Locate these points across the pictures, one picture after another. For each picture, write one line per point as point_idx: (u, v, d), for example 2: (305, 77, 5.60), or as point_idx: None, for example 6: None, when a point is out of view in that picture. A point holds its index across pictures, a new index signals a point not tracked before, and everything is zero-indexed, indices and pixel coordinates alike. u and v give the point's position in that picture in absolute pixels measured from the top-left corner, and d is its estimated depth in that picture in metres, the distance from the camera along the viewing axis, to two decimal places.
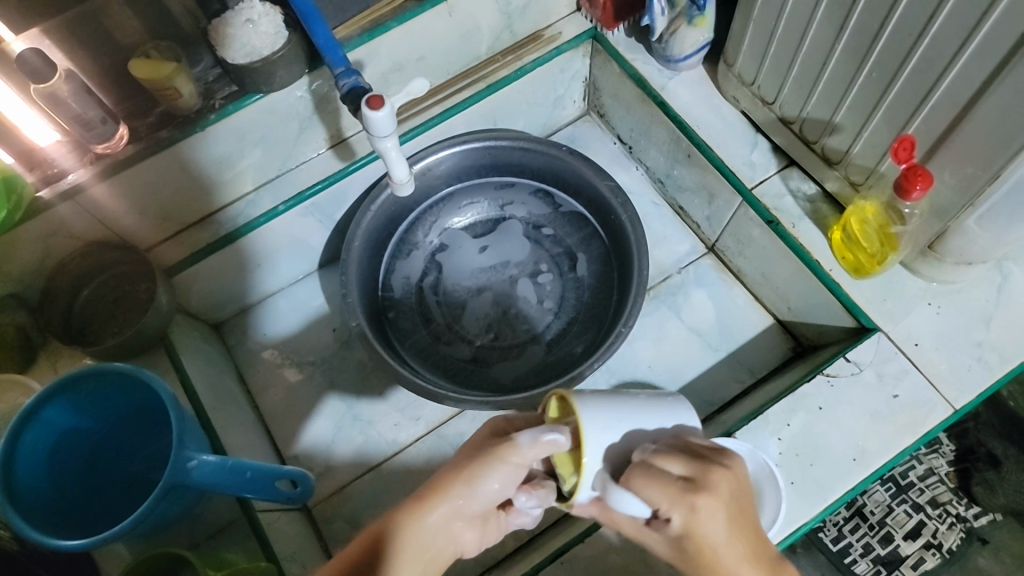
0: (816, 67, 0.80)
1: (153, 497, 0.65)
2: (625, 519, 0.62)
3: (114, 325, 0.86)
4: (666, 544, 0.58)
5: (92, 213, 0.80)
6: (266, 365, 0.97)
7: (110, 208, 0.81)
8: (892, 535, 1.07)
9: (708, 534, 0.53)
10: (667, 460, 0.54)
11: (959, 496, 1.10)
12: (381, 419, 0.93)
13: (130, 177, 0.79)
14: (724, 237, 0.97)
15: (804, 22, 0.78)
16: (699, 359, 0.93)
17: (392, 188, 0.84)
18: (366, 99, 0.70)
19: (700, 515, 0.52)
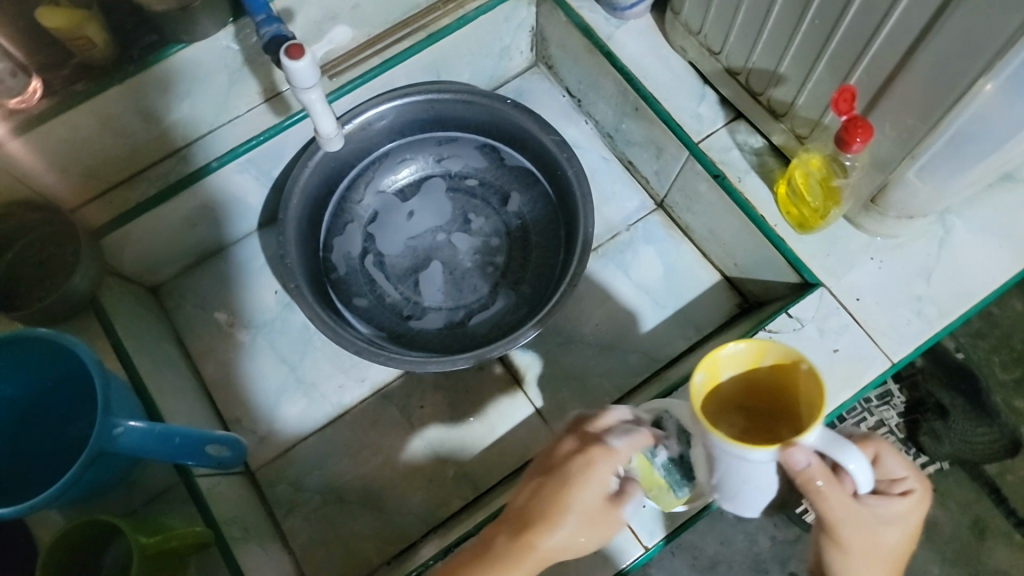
0: (760, 16, 0.78)
1: (77, 466, 0.63)
2: (825, 493, 0.52)
3: (40, 289, 0.82)
4: (862, 524, 0.56)
5: (9, 171, 0.75)
6: (206, 327, 0.94)
7: (30, 166, 0.76)
8: None
9: (909, 518, 0.59)
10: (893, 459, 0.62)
11: (907, 447, 1.12)
12: (325, 382, 0.91)
13: (47, 134, 0.74)
14: (672, 192, 0.95)
15: None
16: (647, 317, 0.91)
17: (321, 142, 0.81)
18: (286, 47, 0.66)
19: (917, 502, 0.59)
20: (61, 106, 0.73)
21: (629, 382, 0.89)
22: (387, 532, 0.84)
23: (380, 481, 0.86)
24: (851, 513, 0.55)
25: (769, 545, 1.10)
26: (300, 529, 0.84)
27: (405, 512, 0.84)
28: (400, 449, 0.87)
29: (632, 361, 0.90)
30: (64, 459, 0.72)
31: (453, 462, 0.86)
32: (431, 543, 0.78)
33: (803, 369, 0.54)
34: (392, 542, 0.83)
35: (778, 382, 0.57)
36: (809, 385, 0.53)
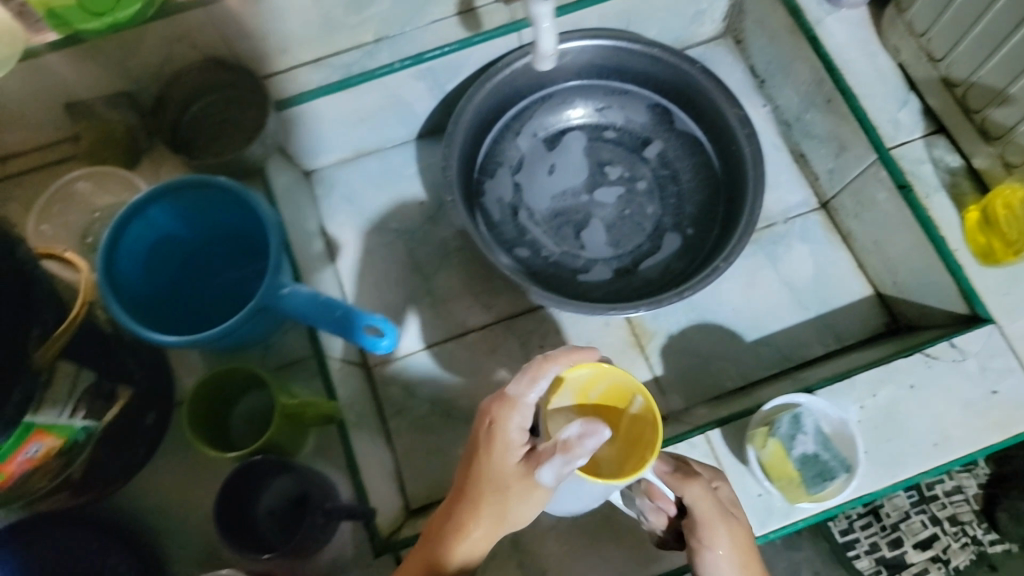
0: (1007, 27, 0.73)
1: (241, 314, 0.66)
2: (691, 488, 0.62)
3: (216, 147, 0.84)
4: (710, 505, 0.62)
5: (219, 25, 0.77)
6: (351, 219, 0.94)
7: (241, 25, 0.78)
8: (901, 540, 1.09)
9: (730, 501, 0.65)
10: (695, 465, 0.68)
11: (981, 519, 1.09)
12: (454, 300, 0.90)
13: None
14: (842, 195, 0.91)
15: None
16: (788, 313, 0.88)
17: (531, 60, 0.80)
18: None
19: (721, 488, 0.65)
20: None
21: (756, 372, 0.86)
22: None
23: None
24: (716, 504, 0.62)
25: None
26: (403, 432, 0.85)
27: None
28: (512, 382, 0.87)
29: (762, 353, 0.87)
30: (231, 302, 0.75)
31: None
32: None
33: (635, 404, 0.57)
34: None
35: (598, 405, 0.59)
36: (634, 422, 0.57)
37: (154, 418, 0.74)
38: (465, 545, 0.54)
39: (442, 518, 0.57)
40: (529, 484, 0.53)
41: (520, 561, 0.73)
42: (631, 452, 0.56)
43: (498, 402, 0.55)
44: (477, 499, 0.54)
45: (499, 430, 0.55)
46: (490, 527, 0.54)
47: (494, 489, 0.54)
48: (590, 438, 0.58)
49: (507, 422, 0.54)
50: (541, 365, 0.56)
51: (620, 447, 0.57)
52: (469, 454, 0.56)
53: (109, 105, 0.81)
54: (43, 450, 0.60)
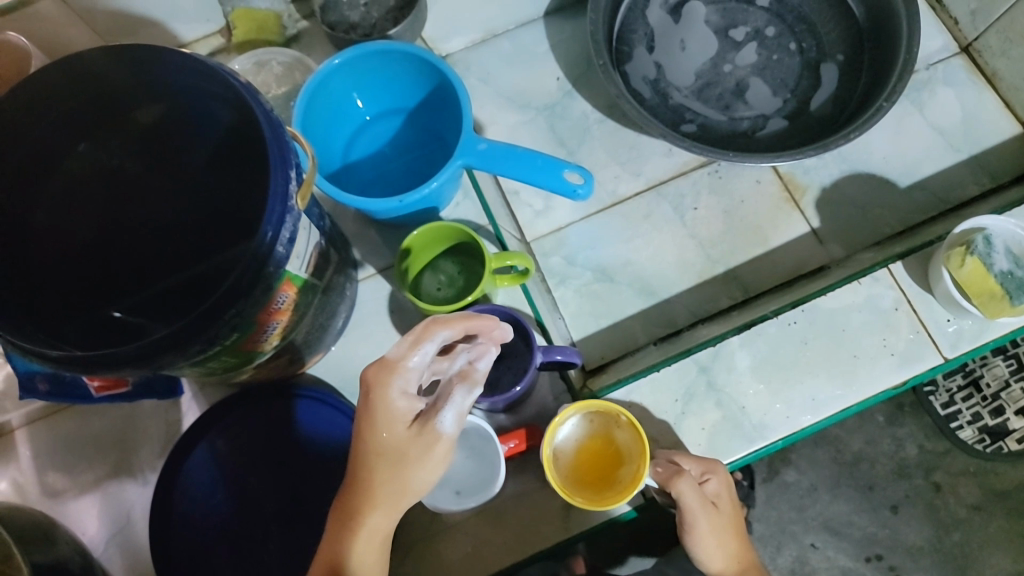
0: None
1: (445, 172, 0.69)
2: (688, 489, 0.67)
3: (364, 29, 0.85)
4: (696, 499, 0.68)
5: None
6: (492, 100, 0.94)
7: None
8: (1003, 408, 1.20)
9: (721, 490, 0.70)
10: (687, 458, 0.70)
11: None
12: (602, 170, 0.91)
13: None
14: (988, 34, 0.89)
15: None
16: (940, 158, 0.89)
17: None
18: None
19: (715, 479, 0.70)
20: None
21: (914, 217, 0.87)
22: (654, 316, 0.86)
23: (651, 271, 0.87)
24: (699, 497, 0.68)
25: (914, 452, 1.28)
26: (570, 300, 0.87)
27: (670, 300, 0.86)
28: (671, 243, 0.88)
29: (916, 198, 0.88)
30: (418, 167, 0.79)
31: (724, 264, 0.87)
32: (712, 326, 0.81)
33: (622, 420, 0.71)
34: (659, 326, 0.85)
35: (598, 415, 0.72)
36: (629, 427, 0.71)
37: (349, 290, 0.76)
38: (370, 529, 0.52)
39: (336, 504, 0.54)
40: (424, 452, 0.54)
41: (718, 401, 0.74)
42: (639, 446, 0.70)
43: (374, 376, 0.53)
44: (374, 476, 0.53)
45: (379, 397, 0.53)
46: (393, 502, 0.53)
47: (387, 469, 0.53)
48: (609, 432, 0.73)
49: (389, 391, 0.53)
50: (426, 329, 0.55)
51: (631, 436, 0.71)
52: (354, 436, 0.54)
53: None
54: (286, 305, 0.62)
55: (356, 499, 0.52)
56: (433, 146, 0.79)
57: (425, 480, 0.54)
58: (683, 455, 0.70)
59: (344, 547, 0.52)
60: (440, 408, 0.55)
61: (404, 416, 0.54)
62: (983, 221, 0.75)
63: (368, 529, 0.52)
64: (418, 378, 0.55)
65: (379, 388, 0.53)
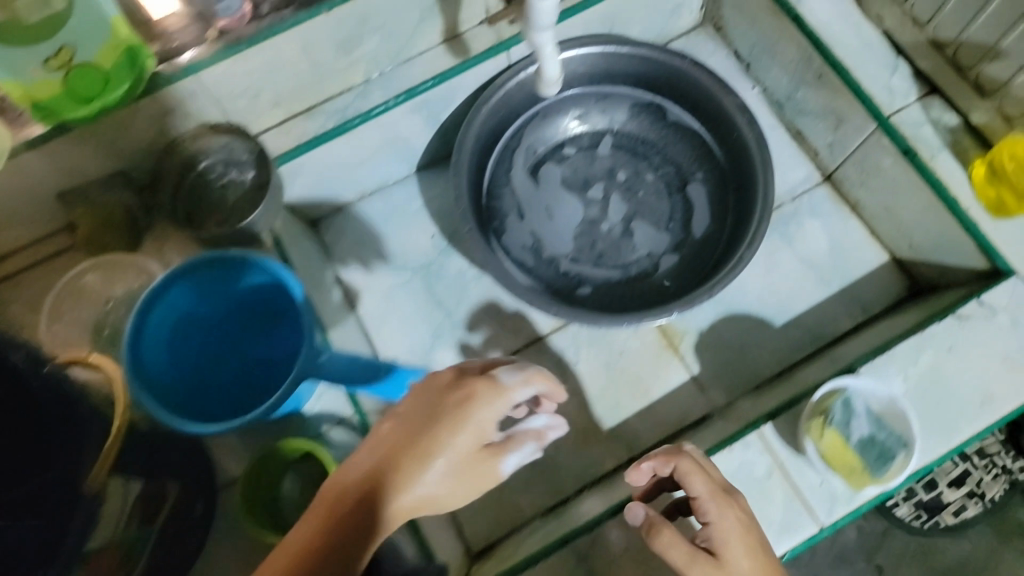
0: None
1: (284, 387, 0.64)
2: (673, 539, 0.60)
3: (219, 212, 0.82)
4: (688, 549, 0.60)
5: (208, 94, 0.77)
6: (366, 263, 0.93)
7: (228, 89, 0.78)
8: (936, 482, 1.14)
9: (726, 532, 0.61)
10: (693, 479, 0.63)
11: (1006, 448, 1.14)
12: (481, 331, 0.90)
13: (250, 59, 0.76)
14: (845, 167, 0.92)
15: None
16: (812, 293, 0.90)
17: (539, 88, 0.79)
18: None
19: (720, 521, 0.61)
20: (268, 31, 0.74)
21: (790, 357, 0.87)
22: (541, 485, 0.83)
23: None
24: (689, 549, 0.60)
25: (855, 534, 1.20)
26: None
27: (557, 466, 0.84)
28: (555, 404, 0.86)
29: (793, 335, 0.88)
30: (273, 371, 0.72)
31: (609, 422, 0.86)
32: (592, 500, 0.77)
33: None
34: (546, 496, 0.83)
35: None
36: None
37: None
38: (393, 509, 0.51)
39: (365, 455, 0.53)
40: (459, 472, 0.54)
41: None
42: None
43: (482, 392, 0.56)
44: (413, 463, 0.52)
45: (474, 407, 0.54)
46: (418, 505, 0.53)
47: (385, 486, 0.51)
48: None
49: (489, 405, 0.55)
50: (534, 373, 0.58)
51: None
52: (413, 415, 0.55)
53: (104, 187, 0.79)
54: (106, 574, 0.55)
55: (391, 471, 0.52)
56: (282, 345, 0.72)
57: (458, 497, 0.54)
58: (692, 485, 0.63)
59: (370, 491, 0.50)
60: (504, 451, 0.57)
61: (481, 430, 0.54)
62: (842, 379, 0.74)
63: (384, 507, 0.50)
64: (506, 412, 0.57)
65: (473, 401, 0.55)
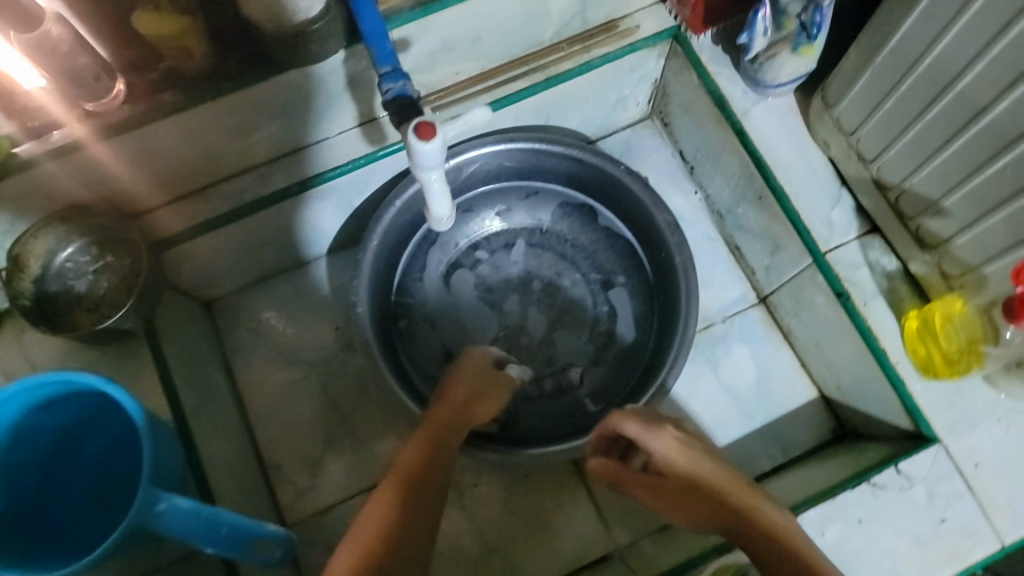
0: (948, 129, 0.64)
1: (109, 541, 0.56)
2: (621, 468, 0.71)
3: (91, 301, 0.78)
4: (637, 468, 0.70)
5: (82, 176, 0.71)
6: (261, 355, 0.89)
7: (105, 170, 0.71)
8: None
9: (669, 461, 0.66)
10: (622, 423, 0.70)
11: None
12: (377, 440, 0.85)
13: (129, 142, 0.69)
14: (780, 292, 0.87)
15: (927, 98, 0.64)
16: (731, 426, 0.85)
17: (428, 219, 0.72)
18: (416, 124, 0.54)
19: (657, 445, 0.67)
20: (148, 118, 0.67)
21: None
22: None
23: None
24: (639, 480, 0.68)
25: None
26: None
27: None
28: (446, 530, 0.81)
29: None
30: (119, 490, 0.68)
31: (503, 555, 0.80)
32: None
33: None
34: None
35: None
36: None
37: None
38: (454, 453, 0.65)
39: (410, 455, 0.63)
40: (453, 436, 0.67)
41: None
42: None
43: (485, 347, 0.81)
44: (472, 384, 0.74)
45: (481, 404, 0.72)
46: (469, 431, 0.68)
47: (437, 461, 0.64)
48: None
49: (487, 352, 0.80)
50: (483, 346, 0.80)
51: None
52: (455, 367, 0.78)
53: None
54: None
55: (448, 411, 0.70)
56: (133, 468, 0.68)
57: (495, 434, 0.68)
58: (622, 422, 0.70)
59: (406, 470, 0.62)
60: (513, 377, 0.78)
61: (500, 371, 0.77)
62: None
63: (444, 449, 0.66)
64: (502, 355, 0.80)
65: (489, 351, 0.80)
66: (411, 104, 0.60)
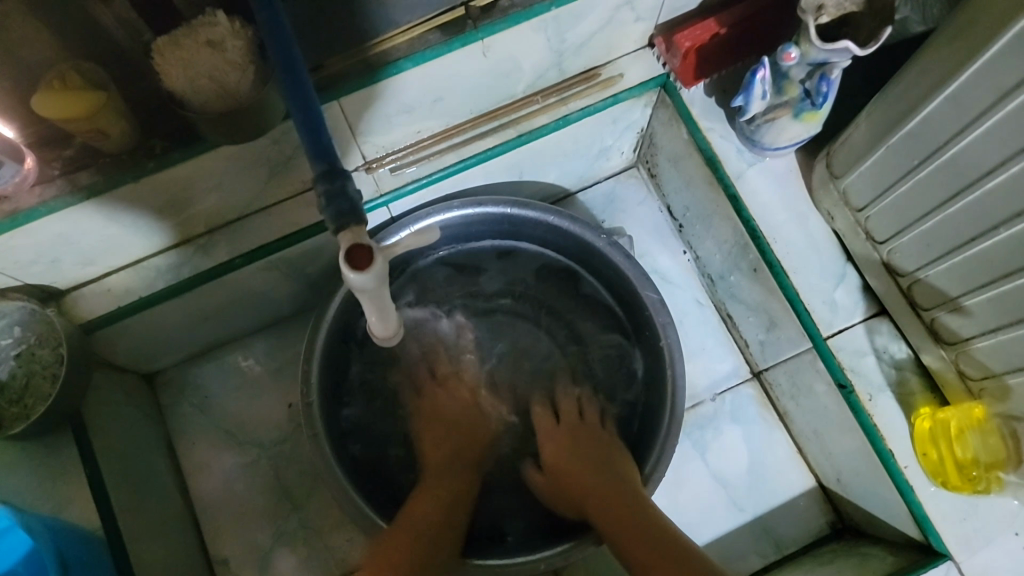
0: (972, 227, 0.58)
1: None
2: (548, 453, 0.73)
3: (14, 390, 0.71)
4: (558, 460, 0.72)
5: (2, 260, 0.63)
6: (208, 434, 0.82)
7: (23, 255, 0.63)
8: None
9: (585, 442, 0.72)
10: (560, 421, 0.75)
11: None
12: (333, 532, 0.78)
13: (40, 228, 0.61)
14: (776, 371, 0.79)
15: (952, 190, 0.58)
16: (720, 519, 0.78)
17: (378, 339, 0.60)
18: (354, 246, 0.50)
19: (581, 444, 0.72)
20: (60, 202, 0.59)
21: None
22: None
23: None
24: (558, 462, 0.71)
25: None
26: None
27: None
28: None
29: None
30: None
31: None
32: None
33: None
34: None
35: None
36: None
37: None
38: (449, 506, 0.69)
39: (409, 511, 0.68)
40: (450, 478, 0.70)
41: None
42: None
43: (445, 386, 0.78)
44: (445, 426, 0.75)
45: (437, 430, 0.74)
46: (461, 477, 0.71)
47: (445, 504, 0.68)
48: None
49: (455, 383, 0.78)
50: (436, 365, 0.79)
51: None
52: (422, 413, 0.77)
53: None
54: None
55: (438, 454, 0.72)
56: None
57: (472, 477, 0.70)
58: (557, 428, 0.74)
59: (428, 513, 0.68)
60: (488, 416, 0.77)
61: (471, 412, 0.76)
62: None
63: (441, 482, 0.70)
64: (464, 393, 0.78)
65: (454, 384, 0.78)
66: (351, 207, 0.52)
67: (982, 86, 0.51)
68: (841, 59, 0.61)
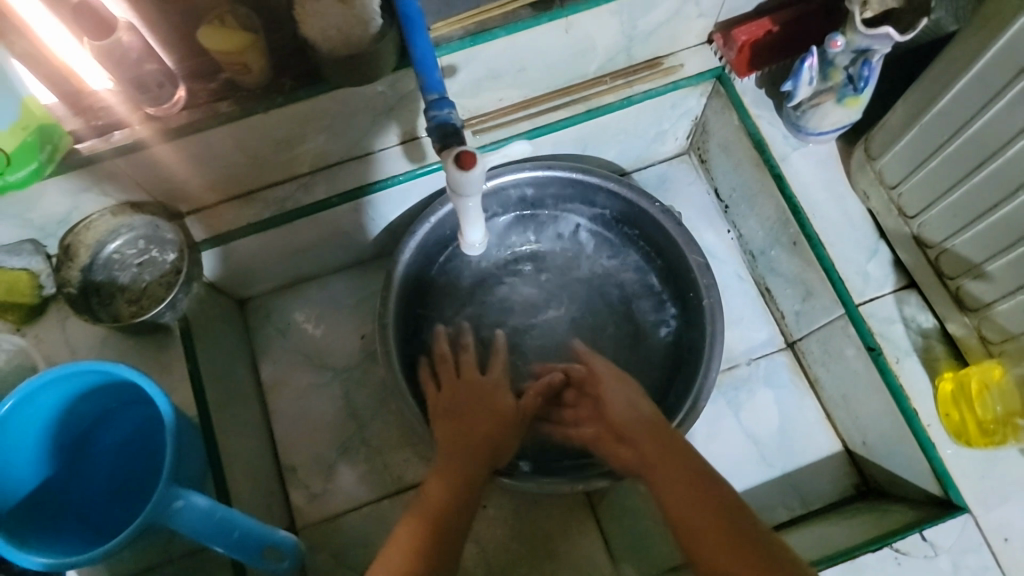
0: (995, 195, 0.64)
1: (124, 534, 0.57)
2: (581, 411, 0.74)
3: (133, 292, 0.80)
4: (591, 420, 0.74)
5: (151, 168, 0.73)
6: (287, 356, 0.91)
7: (164, 170, 0.74)
8: None
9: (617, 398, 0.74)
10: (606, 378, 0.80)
11: None
12: (392, 453, 0.86)
13: (186, 144, 0.71)
14: (809, 340, 0.85)
15: (978, 161, 0.65)
16: (749, 471, 0.83)
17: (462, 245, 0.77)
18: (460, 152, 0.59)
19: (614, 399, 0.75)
20: (206, 123, 0.70)
21: None
22: None
23: None
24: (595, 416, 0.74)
25: None
26: None
27: None
28: None
29: None
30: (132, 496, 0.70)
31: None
32: None
33: None
34: None
35: None
36: None
37: None
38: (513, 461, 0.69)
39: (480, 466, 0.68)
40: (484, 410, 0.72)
41: None
42: None
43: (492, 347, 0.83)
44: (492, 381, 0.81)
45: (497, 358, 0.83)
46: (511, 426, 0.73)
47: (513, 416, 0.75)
48: None
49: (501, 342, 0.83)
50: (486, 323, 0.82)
51: None
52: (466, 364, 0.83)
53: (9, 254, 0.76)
54: None
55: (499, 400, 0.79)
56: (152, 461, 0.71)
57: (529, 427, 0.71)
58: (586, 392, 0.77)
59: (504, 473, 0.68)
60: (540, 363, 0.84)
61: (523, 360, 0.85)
62: None
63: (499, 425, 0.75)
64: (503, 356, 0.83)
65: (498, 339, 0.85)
66: (455, 130, 0.61)
67: (1002, 65, 0.59)
68: (881, 47, 0.70)
